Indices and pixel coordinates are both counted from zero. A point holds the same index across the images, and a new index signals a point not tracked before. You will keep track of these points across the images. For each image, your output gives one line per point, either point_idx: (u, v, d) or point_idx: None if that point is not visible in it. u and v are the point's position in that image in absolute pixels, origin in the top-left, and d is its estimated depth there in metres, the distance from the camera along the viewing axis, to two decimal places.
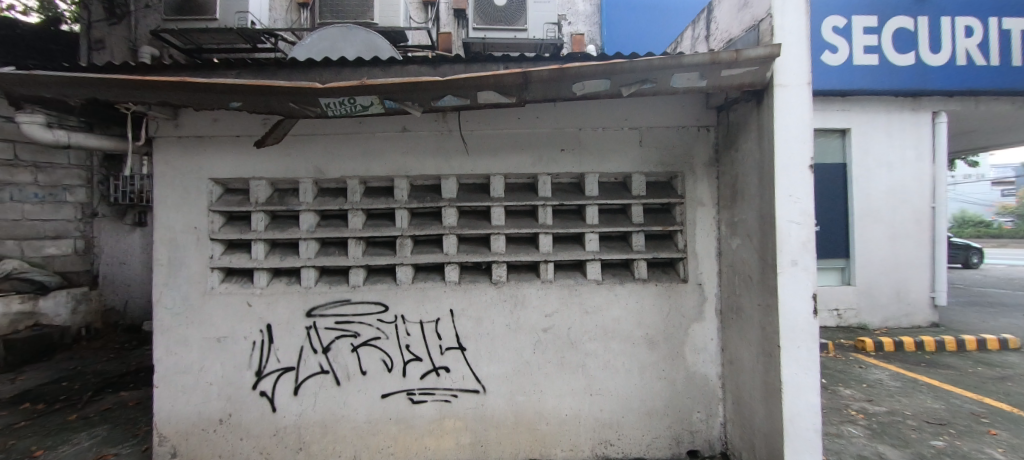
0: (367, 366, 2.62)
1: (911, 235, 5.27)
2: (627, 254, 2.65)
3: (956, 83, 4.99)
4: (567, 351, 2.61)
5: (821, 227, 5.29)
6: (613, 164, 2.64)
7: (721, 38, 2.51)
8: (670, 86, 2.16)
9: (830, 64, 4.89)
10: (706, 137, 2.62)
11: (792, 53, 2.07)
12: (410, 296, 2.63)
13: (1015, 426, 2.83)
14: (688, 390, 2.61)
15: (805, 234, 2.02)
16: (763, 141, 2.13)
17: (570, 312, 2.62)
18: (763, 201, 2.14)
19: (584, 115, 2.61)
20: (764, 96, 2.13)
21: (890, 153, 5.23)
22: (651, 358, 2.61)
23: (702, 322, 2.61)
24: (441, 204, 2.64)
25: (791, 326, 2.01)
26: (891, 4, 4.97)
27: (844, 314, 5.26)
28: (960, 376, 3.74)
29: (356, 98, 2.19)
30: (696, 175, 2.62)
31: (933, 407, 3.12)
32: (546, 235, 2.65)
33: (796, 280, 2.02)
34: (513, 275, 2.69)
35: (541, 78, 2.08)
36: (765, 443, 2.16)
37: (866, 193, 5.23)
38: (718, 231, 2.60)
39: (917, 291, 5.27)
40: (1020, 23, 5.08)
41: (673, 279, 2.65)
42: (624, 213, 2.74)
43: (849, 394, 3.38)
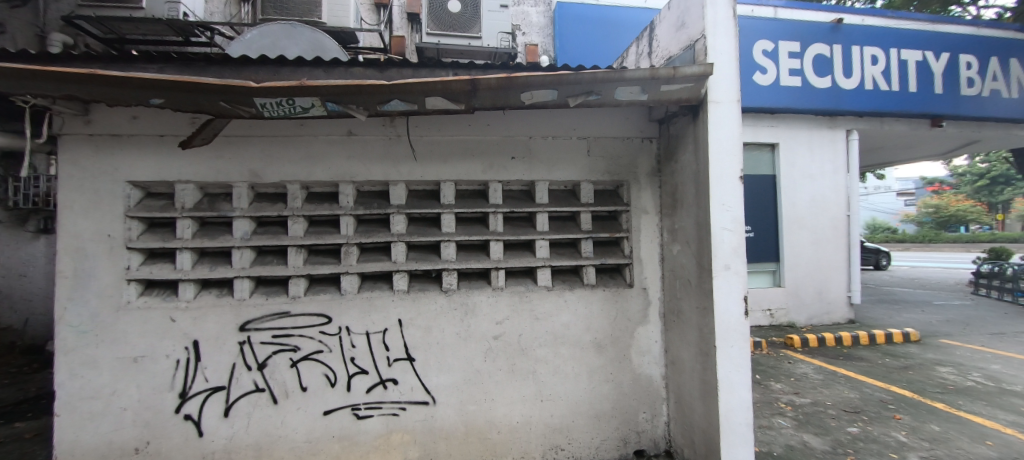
0: (307, 381, 2.47)
1: (831, 240, 5.82)
2: (576, 260, 2.71)
3: (864, 104, 5.60)
4: (517, 358, 2.61)
5: (754, 233, 5.71)
6: (562, 172, 2.70)
7: (662, 54, 2.64)
8: (614, 99, 2.25)
9: (761, 84, 5.32)
10: (649, 147, 2.75)
11: (723, 73, 2.22)
12: (356, 307, 2.52)
13: (915, 410, 3.18)
14: (634, 392, 2.70)
15: (736, 240, 2.16)
16: (700, 152, 2.26)
17: (521, 318, 2.62)
18: (699, 209, 2.27)
19: (534, 124, 2.65)
20: (699, 110, 2.27)
21: (813, 166, 5.76)
22: (599, 362, 2.67)
23: (646, 325, 2.71)
24: (390, 210, 2.56)
25: (725, 327, 2.13)
26: (810, 32, 5.50)
27: (775, 314, 5.68)
28: (872, 367, 4.16)
29: (294, 100, 2.08)
30: (641, 183, 2.73)
31: (849, 397, 3.44)
32: (497, 242, 2.65)
33: (729, 283, 2.15)
34: (464, 283, 2.65)
35: (489, 86, 2.08)
36: (704, 438, 2.27)
37: (793, 202, 5.71)
38: (661, 238, 2.72)
39: (836, 291, 5.81)
40: (914, 54, 5.80)
41: (620, 284, 2.73)
42: (574, 220, 2.80)
43: (778, 388, 3.65)
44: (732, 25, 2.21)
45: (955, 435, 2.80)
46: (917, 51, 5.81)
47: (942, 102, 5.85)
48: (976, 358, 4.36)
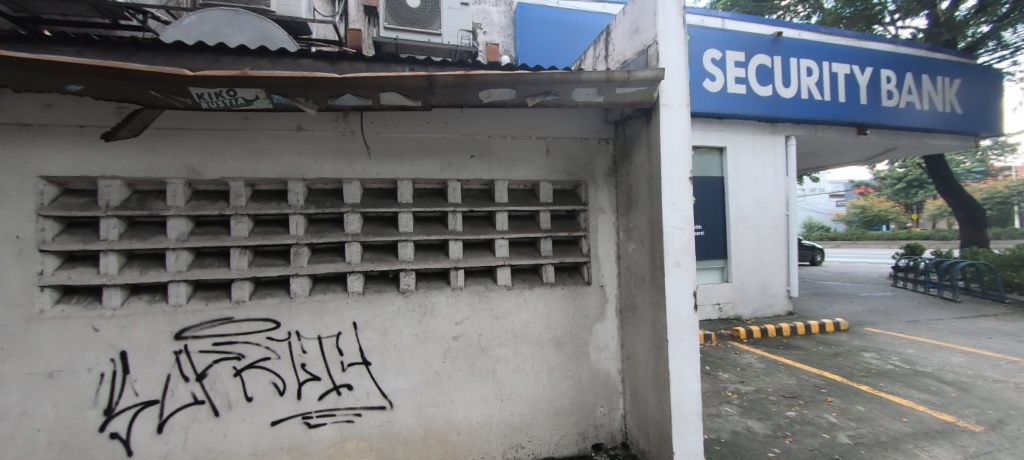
0: (253, 391, 2.33)
1: (773, 238, 6.24)
2: (536, 259, 2.73)
3: (801, 112, 6.05)
4: (477, 358, 2.59)
5: (705, 232, 6.02)
6: (521, 171, 2.71)
7: (617, 59, 2.70)
8: (572, 100, 2.30)
9: (710, 90, 5.60)
10: (606, 148, 2.82)
11: (674, 77, 2.31)
12: (307, 311, 2.40)
13: (844, 393, 3.47)
14: (592, 387, 2.76)
15: (686, 238, 2.27)
16: (652, 154, 2.35)
17: (481, 318, 2.61)
18: (652, 209, 2.35)
19: (493, 123, 2.64)
20: (652, 113, 2.36)
21: (757, 169, 6.15)
22: (558, 359, 2.71)
23: (604, 321, 2.78)
24: (343, 209, 2.46)
25: (676, 321, 2.22)
26: (754, 43, 5.87)
27: (724, 308, 6.01)
28: (808, 355, 4.50)
29: (236, 91, 1.95)
30: (598, 183, 2.79)
31: (788, 383, 3.70)
32: (457, 242, 2.62)
33: (680, 279, 2.25)
34: (423, 283, 2.60)
35: (446, 83, 2.05)
36: (657, 429, 2.36)
37: (739, 202, 6.08)
38: (617, 236, 2.80)
39: (777, 285, 6.24)
40: (844, 67, 6.34)
41: (578, 282, 2.78)
42: (533, 220, 2.83)
43: (726, 378, 3.86)
44: (682, 33, 2.31)
45: (877, 414, 3.09)
46: (846, 65, 6.35)
47: (866, 112, 6.45)
48: (895, 343, 4.83)
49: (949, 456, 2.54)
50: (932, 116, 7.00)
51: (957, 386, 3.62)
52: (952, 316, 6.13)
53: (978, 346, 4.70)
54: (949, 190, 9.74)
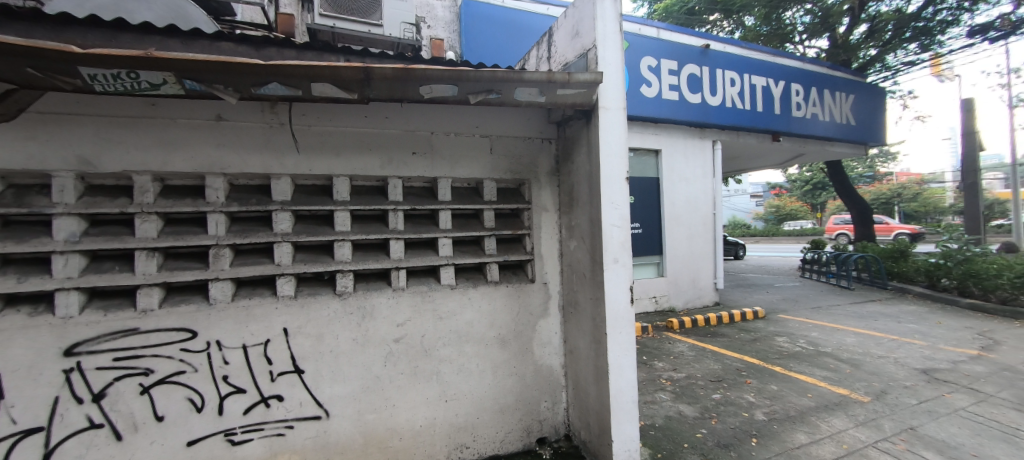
0: (165, 409, 2.09)
1: (702, 235, 6.75)
2: (480, 257, 2.72)
3: (725, 119, 6.60)
4: (421, 360, 2.53)
5: (642, 229, 6.37)
6: (464, 170, 2.68)
7: (559, 60, 2.76)
8: (514, 99, 2.31)
9: (647, 95, 5.92)
10: (548, 148, 2.87)
11: (612, 81, 2.41)
12: (228, 319, 2.19)
13: (761, 375, 3.84)
14: (536, 383, 2.80)
15: (623, 235, 2.38)
16: (592, 153, 2.43)
17: (424, 319, 2.55)
18: (592, 207, 2.43)
19: (436, 119, 2.58)
20: (591, 115, 2.44)
21: (689, 170, 6.61)
22: (502, 357, 2.72)
23: (547, 318, 2.83)
24: (271, 207, 2.28)
25: (614, 315, 2.32)
26: (686, 53, 6.29)
27: (659, 301, 6.40)
28: (732, 341, 4.94)
29: (139, 73, 1.73)
30: (541, 182, 2.84)
31: (714, 368, 4.03)
32: (398, 241, 2.54)
33: (618, 275, 2.35)
34: (362, 285, 2.48)
35: (384, 76, 1.97)
36: (597, 419, 2.46)
37: (672, 202, 6.50)
38: (559, 234, 2.87)
39: (705, 278, 6.76)
40: (761, 80, 7.00)
41: (522, 280, 2.81)
42: (477, 218, 2.82)
43: (660, 366, 4.11)
44: (619, 39, 2.42)
45: (788, 392, 3.46)
46: (763, 78, 7.02)
47: (779, 121, 7.18)
48: (802, 328, 5.44)
49: (843, 425, 2.91)
50: (831, 127, 7.96)
51: (850, 363, 4.15)
52: (847, 302, 7.03)
53: (866, 327, 5.43)
54: (845, 192, 11.13)
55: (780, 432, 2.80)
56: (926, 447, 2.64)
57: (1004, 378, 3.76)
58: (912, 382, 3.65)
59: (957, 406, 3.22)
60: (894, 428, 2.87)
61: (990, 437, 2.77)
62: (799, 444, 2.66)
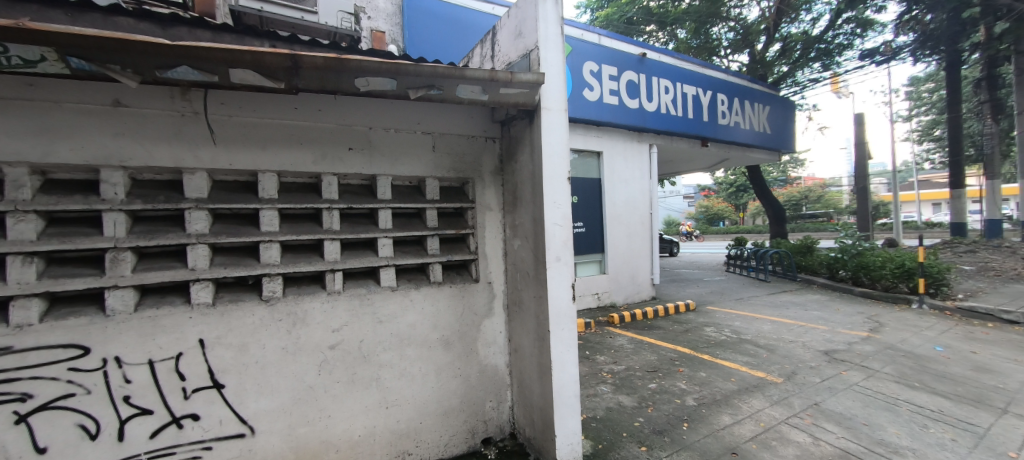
0: (48, 440, 1.80)
1: (640, 234, 7.14)
2: (422, 257, 2.65)
3: (661, 124, 7.03)
4: (359, 366, 2.41)
5: (586, 228, 6.59)
6: (405, 167, 2.59)
7: (502, 60, 2.76)
8: (457, 96, 2.27)
9: (590, 99, 6.13)
10: (492, 147, 2.86)
11: (553, 82, 2.45)
12: (130, 331, 1.93)
13: (692, 363, 4.13)
14: (481, 383, 2.79)
15: (565, 234, 2.43)
16: (535, 153, 2.45)
17: (363, 322, 2.43)
18: (535, 207, 2.46)
19: (375, 114, 2.47)
20: (534, 115, 2.47)
21: (628, 172, 6.95)
22: (446, 359, 2.67)
23: (491, 317, 2.82)
24: (184, 205, 2.04)
25: (557, 312, 2.37)
26: (625, 60, 6.60)
27: (602, 297, 6.66)
28: (666, 333, 5.27)
29: (6, 46, 1.46)
30: (485, 181, 2.82)
31: (651, 359, 4.26)
32: (334, 242, 2.40)
33: (560, 273, 2.40)
34: (293, 288, 2.32)
35: (314, 65, 1.84)
36: (541, 415, 2.49)
37: (613, 202, 6.80)
38: (503, 234, 2.87)
39: (643, 274, 7.15)
40: (692, 89, 7.54)
41: (466, 279, 2.78)
42: (420, 217, 2.74)
43: (602, 360, 4.27)
44: (560, 42, 2.47)
45: (714, 377, 3.75)
46: (694, 87, 7.57)
47: (707, 128, 7.79)
48: (727, 318, 5.95)
49: (761, 405, 3.20)
50: (751, 135, 8.77)
51: (767, 348, 4.60)
52: (764, 293, 7.79)
53: (779, 315, 6.06)
54: (763, 194, 12.34)
55: (708, 416, 3.02)
56: (827, 420, 2.98)
57: (886, 355, 4.37)
58: (817, 363, 4.12)
59: (851, 381, 3.68)
60: (802, 404, 3.21)
61: (876, 407, 3.20)
62: (724, 425, 2.89)
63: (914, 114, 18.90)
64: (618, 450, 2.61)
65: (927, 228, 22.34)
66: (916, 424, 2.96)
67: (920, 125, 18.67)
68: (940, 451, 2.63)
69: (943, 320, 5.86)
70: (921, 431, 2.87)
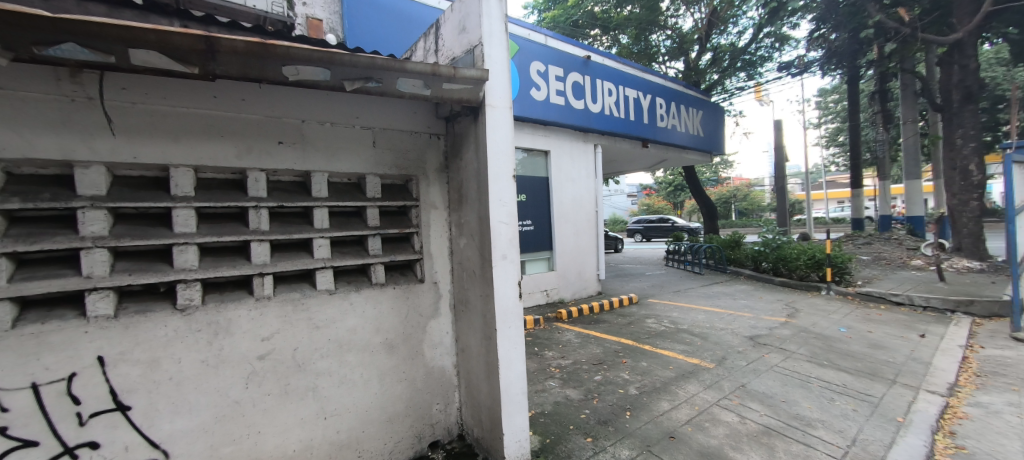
0: None
1: (587, 231, 7.37)
2: (362, 258, 2.53)
3: (604, 125, 7.30)
4: (293, 376, 2.25)
5: (534, 226, 6.68)
6: (343, 163, 2.46)
7: (446, 55, 2.70)
8: (397, 90, 2.19)
9: (537, 98, 6.21)
10: (437, 144, 2.79)
11: (497, 79, 2.44)
12: (7, 351, 1.63)
13: (635, 354, 4.32)
14: (427, 385, 2.72)
15: (511, 232, 2.43)
16: (480, 150, 2.42)
17: (296, 329, 2.26)
18: (480, 205, 2.43)
19: (308, 106, 2.31)
20: (478, 112, 2.44)
21: (575, 171, 7.14)
22: (390, 363, 2.57)
23: (437, 318, 2.76)
24: (75, 204, 1.76)
25: (503, 310, 2.36)
26: (571, 62, 6.75)
27: (550, 293, 6.78)
28: (611, 326, 5.48)
29: None
30: (429, 179, 2.74)
31: (597, 352, 4.41)
32: (262, 243, 2.22)
33: (506, 271, 2.40)
34: (213, 296, 2.09)
35: (234, 50, 1.68)
36: (489, 414, 2.48)
37: (560, 201, 6.95)
38: (449, 232, 2.81)
39: (590, 270, 7.38)
40: (633, 92, 7.90)
41: (410, 280, 2.69)
42: (360, 216, 2.62)
43: (550, 355, 4.34)
44: (504, 39, 2.45)
45: (654, 366, 3.96)
46: (634, 90, 7.94)
47: (647, 130, 8.22)
48: (666, 309, 6.32)
49: (696, 389, 3.43)
50: (687, 137, 9.39)
51: (701, 336, 4.95)
52: (698, 285, 8.38)
53: (712, 305, 6.54)
54: (698, 192, 13.25)
55: (649, 403, 3.18)
56: (753, 400, 3.25)
57: (801, 338, 4.86)
58: (743, 347, 4.49)
59: (772, 363, 4.06)
60: (731, 387, 3.48)
61: (793, 385, 3.55)
62: (663, 411, 3.05)
63: (823, 122, 21.23)
64: (564, 443, 2.66)
65: (832, 224, 25.26)
66: (825, 398, 3.32)
67: (827, 132, 21.06)
68: (844, 421, 2.97)
69: (845, 304, 6.63)
70: (829, 404, 3.23)
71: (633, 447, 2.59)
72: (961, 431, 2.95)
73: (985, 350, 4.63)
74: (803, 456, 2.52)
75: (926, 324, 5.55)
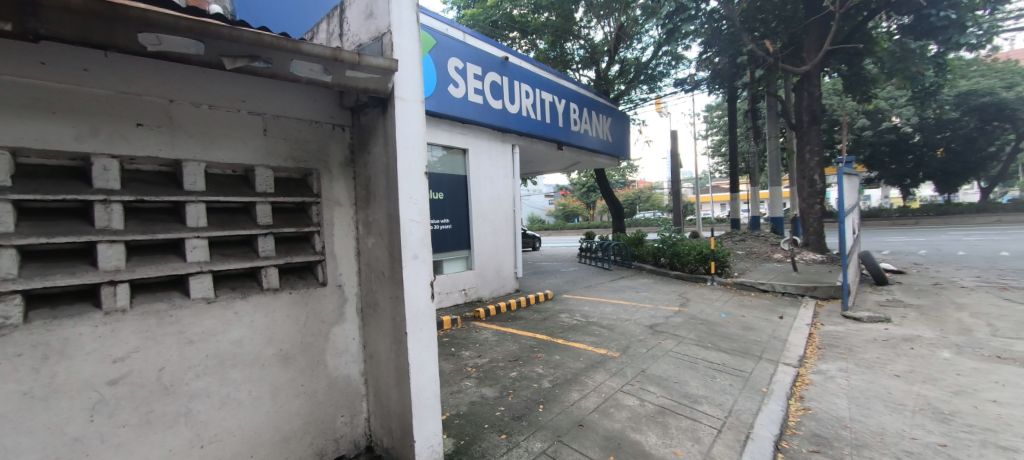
0: None
1: (504, 230, 7.46)
2: (250, 261, 2.25)
3: (522, 126, 7.48)
4: (158, 401, 1.90)
5: (452, 225, 6.60)
6: (225, 153, 2.15)
7: (351, 40, 2.51)
8: (290, 73, 1.98)
9: (454, 95, 6.13)
10: (341, 136, 2.58)
11: (407, 70, 2.33)
12: None
13: (549, 348, 4.49)
14: (330, 397, 2.52)
15: (423, 231, 2.35)
16: (388, 145, 2.29)
17: (161, 346, 1.92)
18: (389, 202, 2.31)
19: (179, 84, 1.97)
20: (387, 104, 2.31)
21: (493, 170, 7.21)
22: (285, 377, 2.32)
23: (342, 324, 2.57)
24: None
25: (414, 312, 2.27)
26: (489, 62, 6.77)
27: (468, 293, 6.75)
28: (527, 322, 5.63)
29: None
30: (332, 174, 2.53)
31: (513, 349, 4.50)
32: (114, 245, 1.83)
33: (417, 271, 2.31)
34: (42, 311, 1.67)
35: (67, 8, 1.35)
36: (399, 421, 2.37)
37: (479, 199, 6.96)
38: (356, 231, 2.63)
39: (509, 268, 7.50)
40: (549, 96, 8.20)
41: (310, 284, 2.46)
42: (247, 213, 2.32)
43: (466, 355, 4.31)
44: (415, 31, 2.36)
45: (566, 359, 4.15)
46: (550, 94, 8.25)
47: (562, 133, 8.61)
48: (579, 304, 6.69)
49: (603, 378, 3.67)
50: (597, 142, 10.05)
51: (608, 327, 5.32)
52: (607, 279, 9.03)
53: (619, 298, 7.08)
54: (608, 194, 14.26)
55: (560, 394, 3.32)
56: (652, 383, 3.58)
57: (691, 324, 5.50)
58: (644, 336, 4.93)
59: (668, 348, 4.52)
60: (633, 373, 3.79)
61: (683, 367, 4.00)
62: (573, 401, 3.22)
63: (709, 134, 24.42)
64: (479, 442, 2.65)
65: (717, 223, 29.08)
66: (709, 376, 3.79)
67: (712, 143, 24.21)
68: (723, 395, 3.42)
69: (725, 293, 7.66)
70: (713, 381, 3.69)
71: (545, 439, 2.68)
72: (808, 394, 3.58)
73: (824, 326, 5.68)
74: (691, 430, 2.83)
75: (783, 307, 6.65)
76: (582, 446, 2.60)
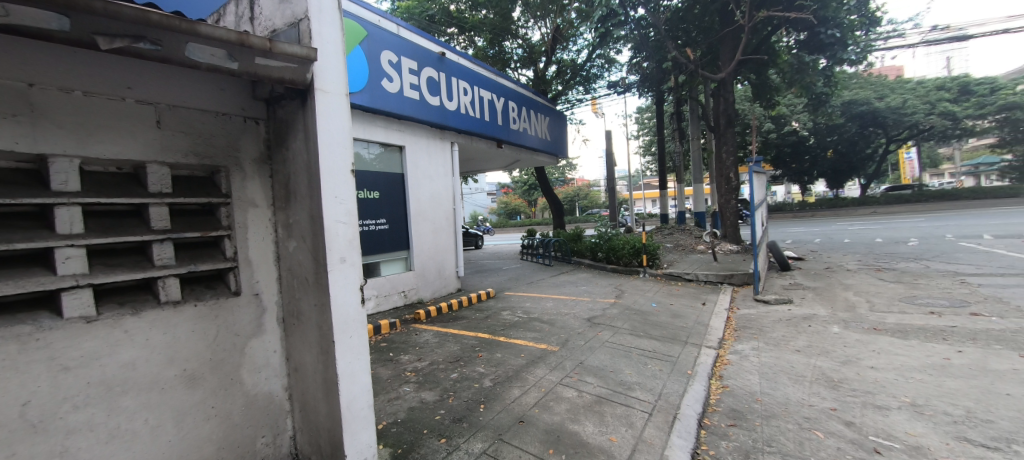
0: None
1: (445, 229, 7.33)
2: (143, 271, 1.97)
3: (461, 123, 7.39)
4: (23, 442, 1.60)
5: (389, 225, 6.35)
6: (108, 147, 1.86)
7: (265, 25, 2.29)
8: (186, 57, 1.76)
9: (388, 90, 5.89)
10: (255, 130, 2.35)
11: (328, 60, 2.18)
12: None
13: (490, 347, 4.47)
14: (249, 418, 2.30)
15: (350, 233, 2.22)
16: (309, 140, 2.13)
17: (28, 376, 1.61)
18: (311, 201, 2.14)
19: (42, 64, 1.66)
20: (307, 97, 2.14)
21: (432, 168, 7.04)
22: (193, 399, 2.08)
23: (261, 336, 2.36)
24: None
25: (342, 319, 2.14)
26: (425, 57, 6.58)
27: (408, 295, 6.53)
28: (469, 322, 5.58)
29: None
30: (244, 172, 2.30)
31: (454, 350, 4.42)
32: None
33: (345, 276, 2.17)
34: None
35: None
36: (328, 436, 2.22)
37: (417, 198, 6.76)
38: (275, 234, 2.42)
39: (450, 268, 7.39)
40: (487, 93, 8.17)
41: (220, 294, 2.22)
42: (139, 216, 2.03)
43: (405, 360, 4.16)
44: (337, 18, 2.21)
45: (507, 356, 4.18)
46: (488, 91, 8.22)
47: (501, 131, 8.64)
48: (521, 301, 6.77)
49: (543, 372, 3.74)
50: (536, 140, 10.23)
51: (549, 322, 5.45)
52: (548, 275, 9.24)
53: (559, 293, 7.28)
54: (548, 191, 14.59)
55: (501, 392, 3.34)
56: (590, 374, 3.71)
57: (625, 315, 5.79)
58: (582, 329, 5.11)
59: (604, 339, 4.72)
60: (572, 365, 3.91)
61: (619, 356, 4.20)
62: (514, 397, 3.24)
63: (640, 135, 26.00)
64: (417, 449, 2.57)
65: (649, 219, 31.02)
66: (642, 363, 4.02)
67: (643, 143, 25.78)
68: (654, 380, 3.65)
69: (656, 284, 8.19)
70: (645, 367, 3.92)
71: (486, 439, 2.66)
72: (726, 373, 3.94)
73: (739, 310, 6.28)
74: (625, 417, 2.98)
75: (706, 294, 7.26)
76: (523, 442, 2.62)
